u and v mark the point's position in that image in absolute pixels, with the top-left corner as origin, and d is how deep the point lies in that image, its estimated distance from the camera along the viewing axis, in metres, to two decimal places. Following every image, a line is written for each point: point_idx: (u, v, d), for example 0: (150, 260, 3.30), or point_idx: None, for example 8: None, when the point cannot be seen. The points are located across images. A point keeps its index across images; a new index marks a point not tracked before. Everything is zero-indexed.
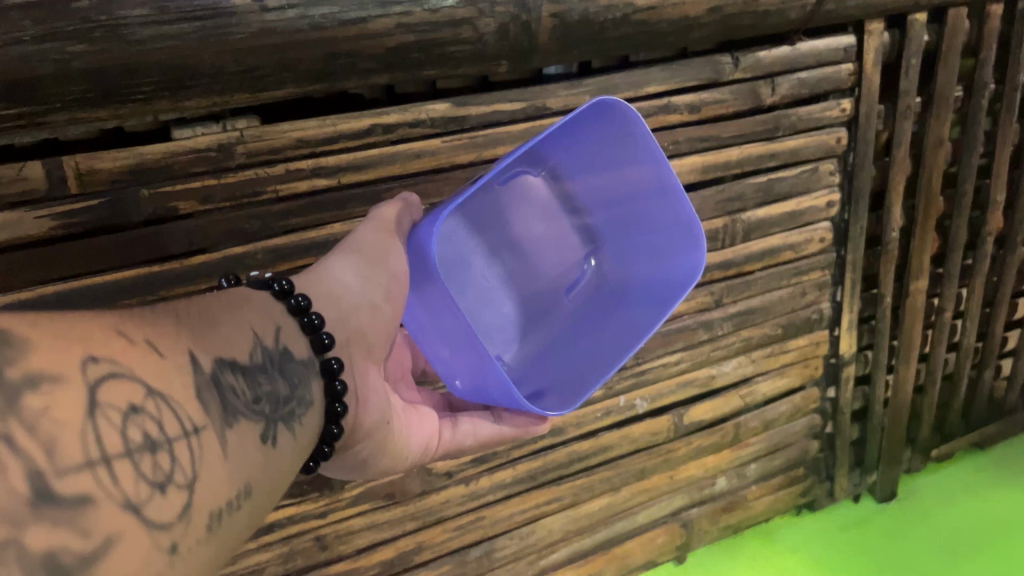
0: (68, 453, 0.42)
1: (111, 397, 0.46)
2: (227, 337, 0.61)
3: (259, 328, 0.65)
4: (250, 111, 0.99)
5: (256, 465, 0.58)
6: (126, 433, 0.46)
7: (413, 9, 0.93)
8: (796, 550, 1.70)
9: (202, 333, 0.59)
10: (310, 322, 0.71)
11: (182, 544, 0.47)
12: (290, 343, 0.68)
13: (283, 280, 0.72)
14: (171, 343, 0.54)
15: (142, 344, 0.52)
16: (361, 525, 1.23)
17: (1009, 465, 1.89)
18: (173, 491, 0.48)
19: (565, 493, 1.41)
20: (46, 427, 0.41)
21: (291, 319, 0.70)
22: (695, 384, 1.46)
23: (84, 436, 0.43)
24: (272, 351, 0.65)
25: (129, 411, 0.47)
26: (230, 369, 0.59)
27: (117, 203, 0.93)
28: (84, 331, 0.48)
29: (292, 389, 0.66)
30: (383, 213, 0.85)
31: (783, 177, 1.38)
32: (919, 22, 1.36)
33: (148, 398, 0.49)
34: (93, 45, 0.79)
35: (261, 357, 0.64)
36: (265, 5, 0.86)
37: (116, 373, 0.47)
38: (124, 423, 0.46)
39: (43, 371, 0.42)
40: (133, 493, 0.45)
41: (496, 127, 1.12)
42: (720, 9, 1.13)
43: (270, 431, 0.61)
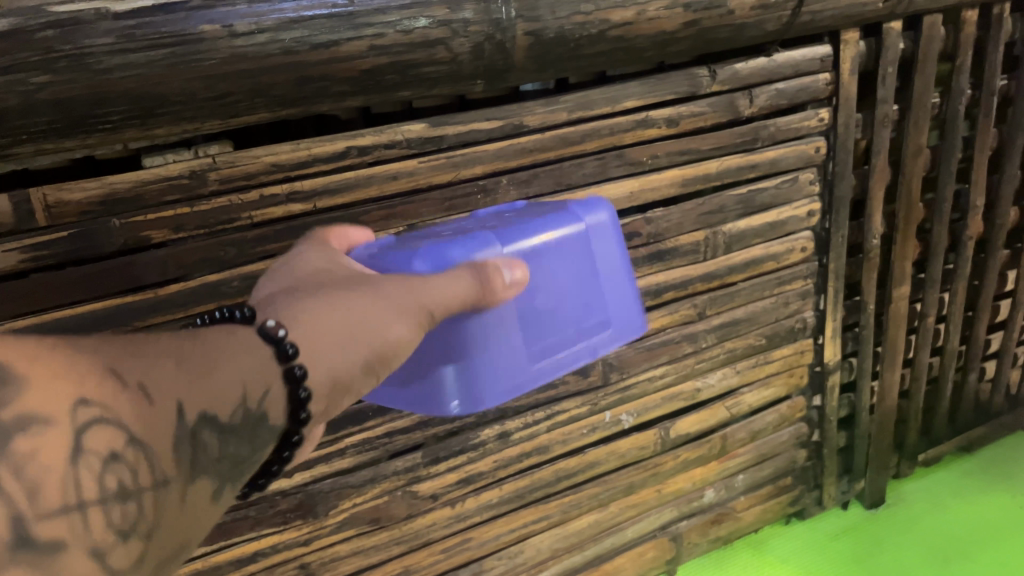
0: (49, 497, 0.38)
1: (96, 441, 0.41)
2: (222, 389, 0.50)
3: (250, 382, 0.53)
4: (223, 136, 0.97)
5: (205, 525, 0.50)
6: (104, 481, 0.41)
7: (386, 30, 0.92)
8: (787, 559, 1.69)
9: (199, 376, 0.49)
10: (295, 377, 0.56)
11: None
12: (274, 409, 0.55)
13: (292, 345, 0.56)
14: (166, 385, 0.46)
15: (133, 387, 0.44)
16: (346, 551, 1.22)
17: (995, 468, 1.90)
18: (135, 545, 0.43)
19: (554, 511, 1.40)
20: (29, 473, 0.38)
21: (280, 381, 0.55)
22: (680, 398, 1.45)
23: (62, 483, 0.39)
24: (254, 417, 0.53)
25: (109, 457, 0.41)
26: (212, 426, 0.49)
27: (88, 234, 0.91)
28: (81, 363, 0.42)
29: (255, 457, 0.54)
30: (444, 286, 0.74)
31: (764, 188, 1.37)
32: (894, 30, 1.36)
33: (128, 445, 0.43)
34: (60, 75, 0.78)
35: (243, 419, 0.52)
36: (234, 31, 0.84)
37: (107, 416, 0.41)
38: (105, 470, 0.41)
39: (33, 411, 0.38)
40: (103, 540, 0.41)
41: (475, 146, 1.11)
42: (697, 23, 1.13)
43: (224, 493, 0.51)
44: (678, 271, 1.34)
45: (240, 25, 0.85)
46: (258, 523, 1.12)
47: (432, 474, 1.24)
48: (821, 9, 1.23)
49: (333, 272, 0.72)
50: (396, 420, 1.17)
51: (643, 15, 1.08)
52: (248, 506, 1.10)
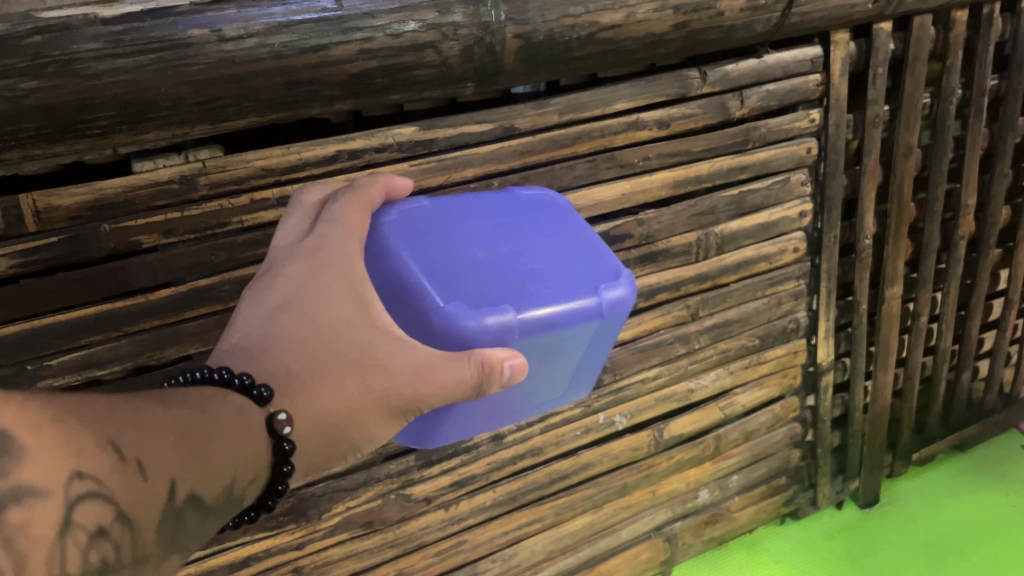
0: (33, 569, 0.44)
1: (84, 518, 0.47)
2: (212, 473, 0.58)
3: (239, 469, 0.61)
4: (213, 140, 0.97)
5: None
6: (86, 555, 0.47)
7: (375, 34, 0.91)
8: (782, 560, 1.70)
9: (196, 458, 0.57)
10: (281, 471, 0.64)
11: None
12: (251, 488, 0.63)
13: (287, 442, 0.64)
14: (159, 466, 0.53)
15: (130, 464, 0.51)
16: (340, 555, 1.22)
17: (990, 468, 1.91)
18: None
19: (548, 513, 1.40)
20: (19, 546, 0.44)
21: (266, 467, 0.63)
22: (673, 399, 1.46)
23: (48, 556, 0.45)
24: (233, 497, 0.61)
25: (94, 533, 0.48)
26: (196, 505, 0.56)
27: (78, 239, 0.91)
28: (87, 442, 0.49)
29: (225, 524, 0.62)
30: (443, 381, 0.67)
31: (755, 189, 1.38)
32: (884, 31, 1.36)
33: (114, 520, 0.50)
34: (47, 80, 0.77)
35: (222, 500, 0.60)
36: (222, 35, 0.84)
37: (99, 493, 0.48)
38: (87, 545, 0.48)
39: (30, 484, 0.44)
40: None
41: (466, 148, 1.11)
42: (686, 25, 1.13)
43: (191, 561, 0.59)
44: (670, 273, 1.34)
45: (229, 29, 0.84)
46: (251, 527, 1.12)
47: (425, 477, 1.24)
48: (811, 9, 1.23)
49: (353, 318, 0.67)
50: None
51: (633, 17, 1.07)
52: None
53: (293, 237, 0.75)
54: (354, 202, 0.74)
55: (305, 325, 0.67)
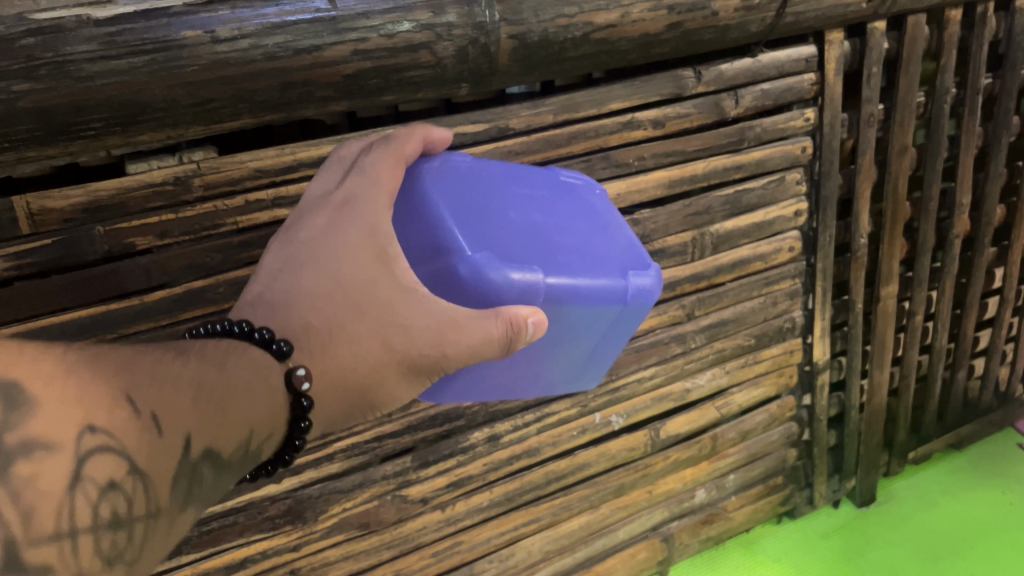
0: (43, 522, 0.42)
1: (95, 471, 0.46)
2: (229, 427, 0.57)
3: (257, 424, 0.60)
4: (207, 141, 0.97)
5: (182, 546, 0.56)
6: (97, 509, 0.46)
7: (369, 34, 0.91)
8: (779, 559, 1.70)
9: (212, 414, 0.56)
10: (298, 427, 0.65)
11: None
12: (268, 443, 0.63)
13: (305, 399, 0.64)
14: (175, 420, 0.52)
15: (145, 419, 0.50)
16: (336, 556, 1.22)
17: (985, 465, 1.91)
18: (116, 567, 0.48)
19: (544, 513, 1.40)
20: (27, 496, 0.42)
21: (282, 423, 0.64)
22: (670, 399, 1.46)
23: (59, 508, 0.44)
24: (250, 453, 0.61)
25: (106, 487, 0.47)
26: (212, 460, 0.56)
27: (72, 241, 0.91)
28: (99, 396, 0.47)
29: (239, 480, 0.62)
30: (463, 338, 0.66)
31: (750, 189, 1.38)
32: (878, 30, 1.36)
33: (127, 475, 0.49)
34: (41, 83, 0.77)
35: (239, 455, 0.59)
36: (216, 37, 0.83)
37: (110, 446, 0.47)
38: (99, 499, 0.46)
39: (39, 437, 0.43)
40: (86, 566, 0.45)
41: (461, 149, 1.11)
42: (680, 25, 1.13)
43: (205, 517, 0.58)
44: (666, 272, 1.35)
45: (222, 30, 0.84)
46: (247, 529, 1.11)
47: (422, 478, 1.24)
48: (804, 9, 1.23)
49: (375, 275, 0.66)
50: (384, 424, 1.17)
51: (627, 17, 1.07)
52: (237, 511, 1.10)
53: (324, 188, 0.75)
54: (383, 157, 0.71)
55: (326, 282, 0.66)
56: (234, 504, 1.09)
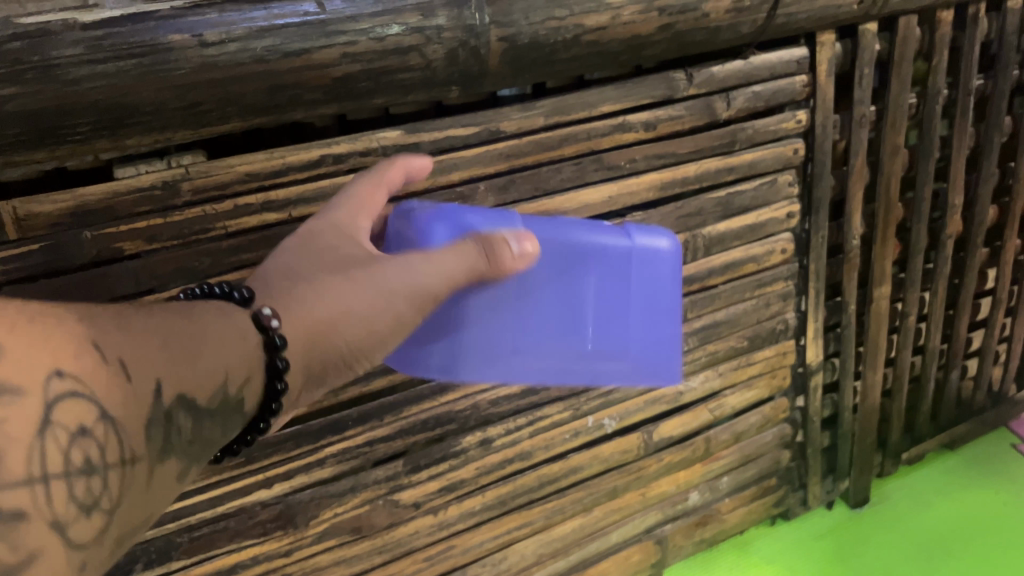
0: (13, 466, 0.44)
1: (64, 417, 0.47)
2: (202, 374, 0.58)
3: (232, 371, 0.61)
4: (196, 145, 0.97)
5: (163, 499, 0.57)
6: (69, 454, 0.47)
7: (359, 38, 0.91)
8: (773, 561, 1.70)
9: (182, 364, 0.57)
10: (274, 388, 0.65)
11: (89, 564, 0.50)
12: (248, 394, 0.63)
13: (280, 336, 0.64)
14: (144, 369, 0.54)
15: (114, 366, 0.52)
16: (328, 561, 1.21)
17: (978, 465, 1.92)
18: (95, 515, 0.50)
19: (537, 517, 1.40)
20: None
21: (259, 368, 0.64)
22: (663, 401, 1.45)
23: (29, 453, 0.45)
24: (230, 400, 0.61)
25: (76, 433, 0.48)
26: (187, 408, 0.57)
27: (60, 246, 0.90)
28: (64, 344, 0.49)
29: (223, 436, 0.62)
30: (444, 258, 0.75)
31: (742, 191, 1.38)
32: (870, 31, 1.36)
33: (98, 421, 0.50)
34: (27, 86, 0.76)
35: (218, 403, 0.60)
36: (203, 40, 0.83)
37: (78, 392, 0.48)
38: (69, 445, 0.48)
39: (6, 383, 0.44)
40: (62, 513, 0.47)
41: (452, 152, 1.11)
42: (671, 27, 1.13)
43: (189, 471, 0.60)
44: None
45: (210, 34, 0.83)
46: (238, 535, 1.11)
47: (414, 482, 1.24)
48: (796, 10, 1.23)
49: (345, 246, 0.76)
50: (375, 429, 1.17)
51: (618, 19, 1.07)
52: (227, 517, 1.10)
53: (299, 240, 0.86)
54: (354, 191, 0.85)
55: (302, 254, 0.74)
56: (224, 510, 1.09)
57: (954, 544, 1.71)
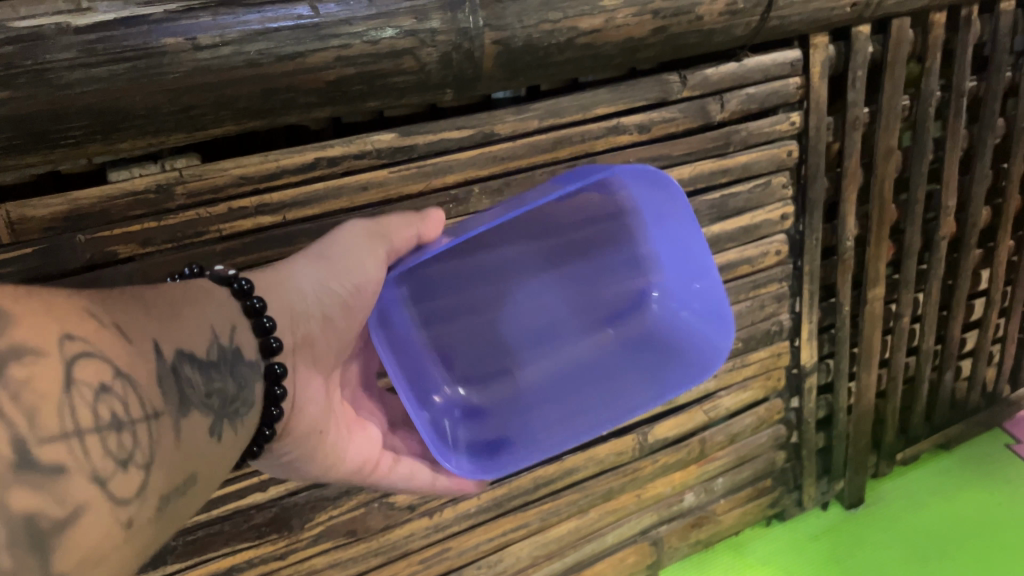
0: (47, 421, 0.40)
1: (84, 374, 0.45)
2: (189, 330, 0.60)
3: (216, 324, 0.64)
4: (190, 149, 0.97)
5: (201, 455, 0.56)
6: (97, 410, 0.44)
7: (352, 41, 0.91)
8: (767, 562, 1.70)
9: (168, 323, 0.58)
10: (262, 325, 0.69)
11: (137, 522, 0.46)
12: (243, 344, 0.67)
13: (243, 279, 0.71)
14: (138, 329, 0.53)
15: (110, 328, 0.50)
16: (323, 564, 1.21)
17: (972, 465, 1.92)
18: (132, 470, 0.46)
19: (533, 518, 1.40)
20: (26, 397, 0.40)
21: (245, 319, 0.69)
22: (657, 402, 1.46)
23: (59, 408, 0.42)
24: (227, 350, 0.64)
25: (99, 390, 0.45)
26: (188, 359, 0.57)
27: (53, 250, 0.90)
28: (61, 311, 0.46)
29: (239, 388, 0.64)
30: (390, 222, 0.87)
31: (736, 193, 1.38)
32: (862, 34, 1.37)
33: (115, 379, 0.47)
34: (19, 91, 0.76)
35: (216, 354, 0.62)
36: (197, 43, 0.83)
37: (89, 351, 0.46)
38: (96, 400, 0.44)
39: (25, 343, 0.41)
40: (101, 467, 0.43)
41: (446, 155, 1.11)
42: (665, 29, 1.13)
43: (216, 425, 0.59)
44: None
45: (204, 37, 0.83)
46: (232, 538, 1.10)
47: None
48: (789, 13, 1.23)
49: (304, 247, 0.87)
50: None
51: (612, 22, 1.07)
52: (222, 520, 1.10)
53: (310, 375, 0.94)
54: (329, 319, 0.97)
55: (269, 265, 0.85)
56: (219, 513, 1.09)
57: (950, 544, 1.71)
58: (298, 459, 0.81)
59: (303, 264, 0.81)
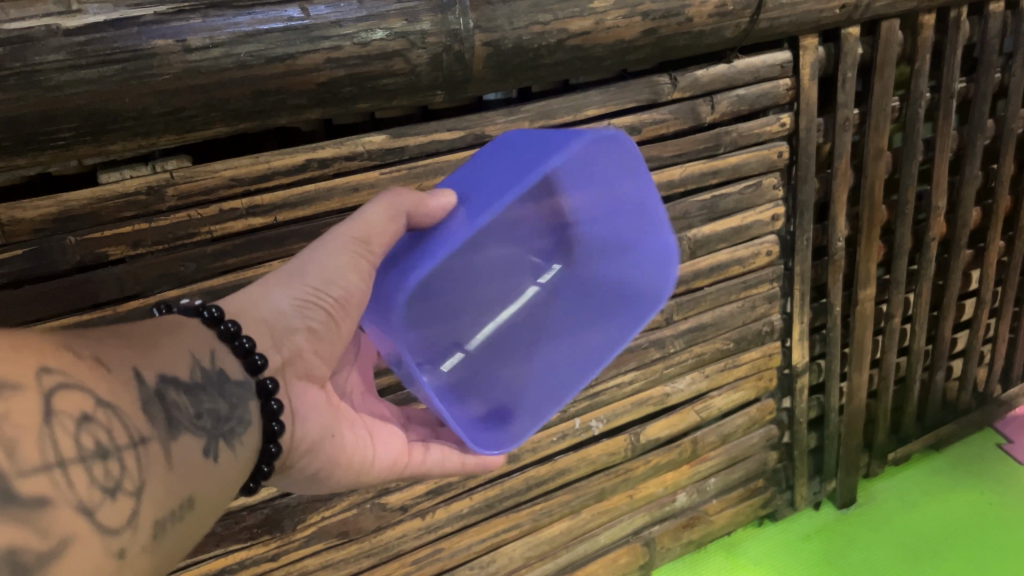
0: (26, 455, 0.40)
1: (66, 405, 0.44)
2: (171, 354, 0.58)
3: (196, 349, 0.61)
4: (181, 150, 0.97)
5: (197, 479, 0.55)
6: (79, 440, 0.44)
7: (342, 43, 0.91)
8: (759, 562, 1.71)
9: (148, 350, 0.56)
10: (241, 346, 0.64)
11: (128, 552, 0.45)
12: (226, 366, 0.63)
13: (212, 306, 0.65)
14: (117, 357, 0.52)
15: (90, 358, 0.49)
16: (316, 565, 1.21)
17: (963, 465, 1.93)
18: (121, 498, 0.45)
19: (525, 519, 1.40)
20: (7, 431, 0.40)
21: (221, 344, 0.64)
22: (650, 403, 1.46)
23: (40, 440, 0.41)
24: (210, 374, 0.61)
25: (82, 419, 0.45)
26: (174, 384, 0.56)
27: (43, 251, 0.90)
28: (39, 343, 0.46)
29: (231, 408, 0.61)
30: (370, 219, 0.75)
31: (727, 194, 1.39)
32: (852, 35, 1.37)
33: (98, 408, 0.47)
34: (8, 93, 0.76)
35: (201, 377, 0.59)
36: (187, 45, 0.83)
37: (70, 382, 0.45)
38: (78, 430, 0.44)
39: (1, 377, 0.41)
40: (87, 498, 0.43)
41: (437, 156, 1.11)
42: (655, 32, 1.13)
43: (213, 446, 0.57)
44: None
45: (193, 39, 0.83)
46: (224, 539, 1.10)
47: (401, 486, 1.24)
48: (780, 15, 1.24)
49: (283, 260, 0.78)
50: None
51: (601, 24, 1.07)
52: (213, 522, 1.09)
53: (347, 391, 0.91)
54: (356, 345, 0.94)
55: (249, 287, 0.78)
56: None
57: (940, 543, 1.72)
58: (320, 470, 0.76)
59: (277, 283, 0.74)
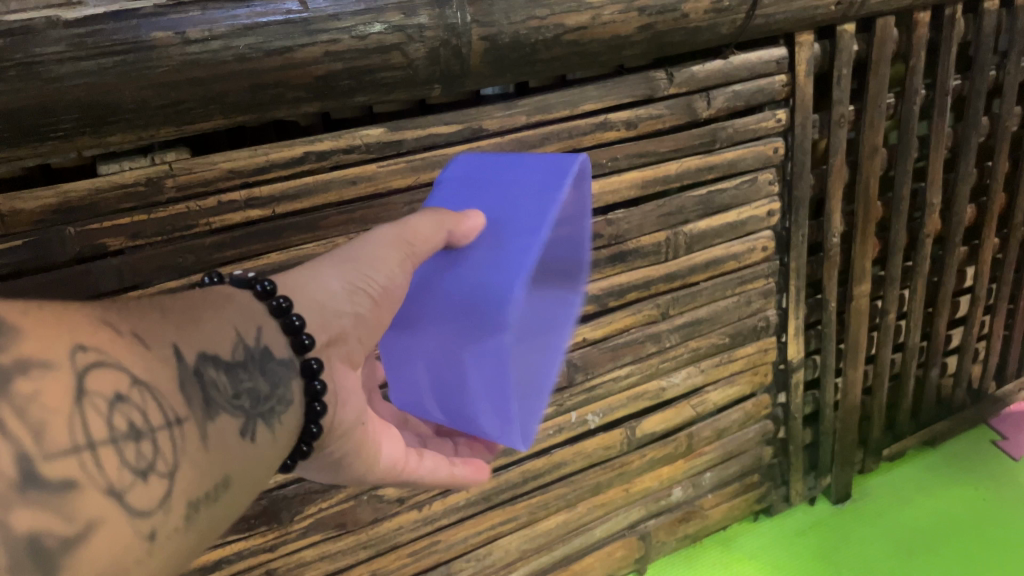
0: (56, 437, 0.40)
1: (98, 384, 0.44)
2: (212, 329, 0.58)
3: (241, 325, 0.61)
4: (180, 143, 0.97)
5: (232, 458, 0.55)
6: (112, 421, 0.44)
7: (340, 36, 0.92)
8: (753, 556, 1.71)
9: (189, 326, 0.56)
10: (291, 323, 0.65)
11: (159, 533, 0.46)
12: (272, 344, 0.63)
13: (266, 280, 0.66)
14: (155, 333, 0.52)
15: (127, 336, 0.50)
16: (312, 556, 1.22)
17: (960, 461, 1.94)
18: (151, 480, 0.46)
19: (521, 512, 1.41)
20: (35, 413, 0.40)
21: (271, 319, 0.64)
22: (645, 397, 1.47)
23: (70, 422, 0.42)
24: (253, 352, 0.61)
25: (115, 400, 0.45)
26: (213, 362, 0.56)
27: (43, 243, 0.91)
28: (74, 321, 0.46)
29: (272, 387, 0.62)
30: (415, 225, 0.76)
31: (723, 189, 1.40)
32: (847, 32, 1.38)
33: (132, 387, 0.47)
34: (8, 84, 0.77)
35: (242, 355, 0.60)
36: (186, 38, 0.84)
37: (104, 361, 0.45)
38: (110, 412, 0.44)
39: (33, 356, 0.41)
40: (117, 480, 0.43)
41: (435, 150, 1.12)
42: (651, 27, 1.14)
43: (250, 426, 0.58)
44: (640, 271, 1.36)
45: (193, 31, 0.84)
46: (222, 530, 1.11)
47: None
48: (774, 11, 1.25)
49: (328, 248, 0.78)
50: None
51: (598, 19, 1.08)
52: None
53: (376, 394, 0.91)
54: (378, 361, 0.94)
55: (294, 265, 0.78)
56: None
57: (937, 537, 1.73)
58: (345, 455, 0.75)
59: (328, 266, 0.73)
